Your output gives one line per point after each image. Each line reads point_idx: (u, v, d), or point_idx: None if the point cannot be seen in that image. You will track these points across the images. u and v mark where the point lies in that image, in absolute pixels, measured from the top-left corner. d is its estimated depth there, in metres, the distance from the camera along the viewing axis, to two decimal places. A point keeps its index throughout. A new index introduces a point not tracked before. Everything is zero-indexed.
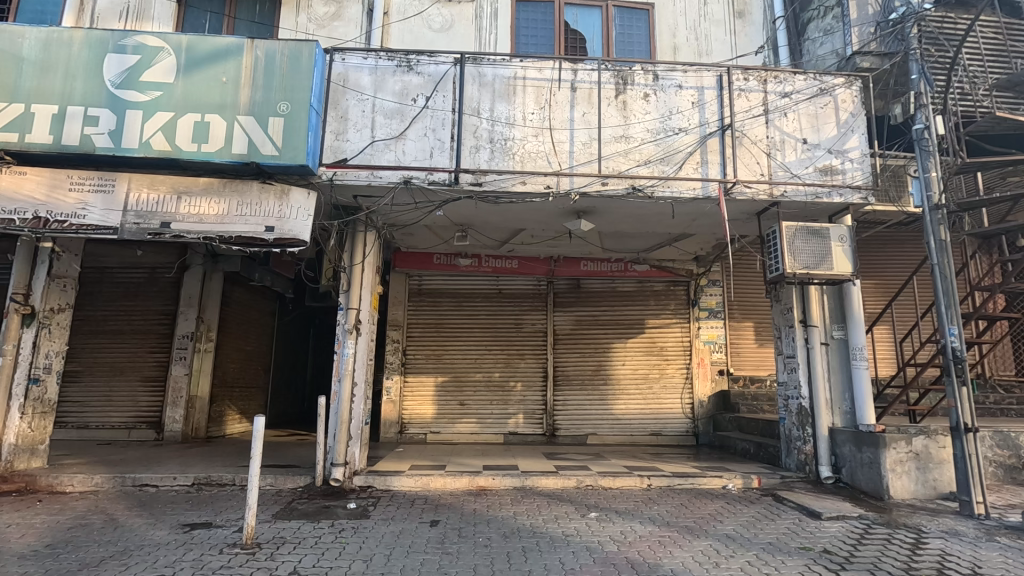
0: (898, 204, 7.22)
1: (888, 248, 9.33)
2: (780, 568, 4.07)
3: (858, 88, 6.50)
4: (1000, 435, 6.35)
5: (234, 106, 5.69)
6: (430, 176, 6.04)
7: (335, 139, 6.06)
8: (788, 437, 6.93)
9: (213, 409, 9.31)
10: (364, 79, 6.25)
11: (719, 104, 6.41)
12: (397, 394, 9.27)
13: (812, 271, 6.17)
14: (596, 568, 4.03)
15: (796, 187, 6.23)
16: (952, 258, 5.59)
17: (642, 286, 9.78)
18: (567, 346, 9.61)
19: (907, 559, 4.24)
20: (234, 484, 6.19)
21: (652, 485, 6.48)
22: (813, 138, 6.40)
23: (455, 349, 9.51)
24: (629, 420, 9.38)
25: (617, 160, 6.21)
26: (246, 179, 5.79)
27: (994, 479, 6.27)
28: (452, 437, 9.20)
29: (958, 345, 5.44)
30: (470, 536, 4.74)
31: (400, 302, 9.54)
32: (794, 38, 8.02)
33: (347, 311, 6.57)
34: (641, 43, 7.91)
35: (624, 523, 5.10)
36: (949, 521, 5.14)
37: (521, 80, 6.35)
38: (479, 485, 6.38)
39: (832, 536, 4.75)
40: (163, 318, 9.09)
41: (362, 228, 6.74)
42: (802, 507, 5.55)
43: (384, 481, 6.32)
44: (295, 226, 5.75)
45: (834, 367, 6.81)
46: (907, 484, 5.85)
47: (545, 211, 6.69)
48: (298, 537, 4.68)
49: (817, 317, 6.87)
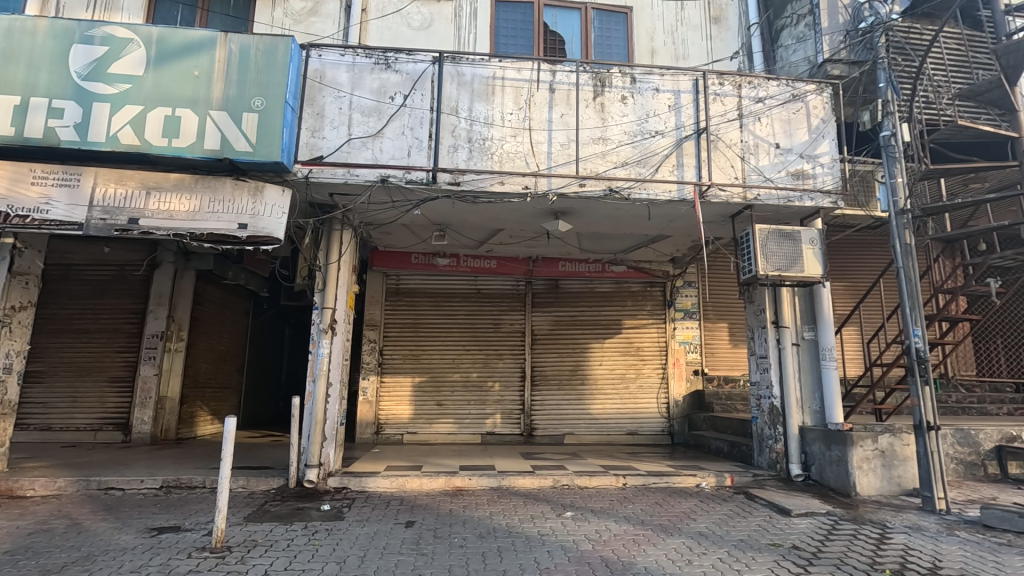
0: (866, 209, 7.37)
1: (857, 251, 9.58)
2: (751, 564, 4.14)
3: (829, 95, 6.65)
4: (961, 433, 6.57)
5: (206, 100, 5.57)
6: (407, 175, 6.00)
7: (311, 136, 5.98)
8: (760, 436, 7.05)
9: (184, 410, 9.10)
10: (341, 77, 6.18)
11: (695, 108, 6.50)
12: (373, 394, 9.18)
13: (783, 273, 6.30)
14: (571, 567, 4.05)
15: (769, 191, 6.35)
16: (917, 262, 5.77)
17: (619, 286, 9.87)
18: (544, 346, 9.65)
19: (872, 554, 4.35)
20: (204, 487, 6.06)
21: (627, 485, 6.54)
22: (786, 143, 6.53)
23: (433, 350, 9.46)
24: (606, 420, 9.46)
25: (595, 160, 6.25)
26: (219, 175, 5.68)
27: (955, 475, 6.48)
28: (429, 438, 9.16)
29: (921, 346, 5.61)
30: (445, 537, 4.72)
31: (378, 302, 9.45)
32: (767, 45, 8.13)
33: (323, 311, 6.49)
34: (619, 46, 7.99)
35: (600, 522, 5.13)
36: (912, 516, 5.30)
37: (500, 80, 6.35)
38: (456, 485, 6.36)
39: (801, 533, 4.86)
40: (132, 317, 8.85)
41: (338, 226, 6.67)
42: (773, 505, 5.66)
43: (359, 482, 6.26)
44: (269, 224, 5.65)
45: (804, 367, 6.98)
46: (873, 481, 6.02)
47: (523, 211, 6.70)
48: (270, 539, 4.60)
49: (789, 318, 7.02)
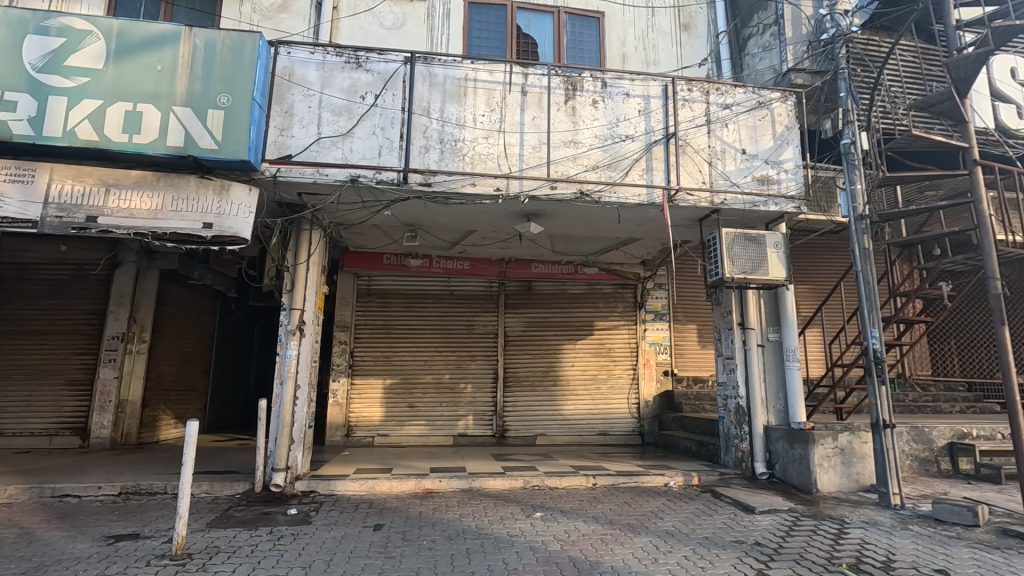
0: (828, 214, 7.61)
1: (821, 255, 9.86)
2: (714, 561, 4.23)
3: (793, 103, 6.85)
4: (915, 430, 6.84)
5: (170, 96, 5.44)
6: (378, 175, 5.95)
7: (279, 134, 5.89)
8: (727, 436, 7.20)
9: (146, 414, 8.83)
10: (311, 75, 6.10)
11: (664, 113, 6.62)
12: (343, 396, 9.07)
13: (748, 276, 6.45)
14: (539, 568, 4.08)
15: (735, 196, 6.50)
16: (875, 266, 5.99)
17: (591, 288, 9.97)
18: (516, 347, 9.68)
19: (830, 548, 4.49)
20: (166, 493, 5.91)
21: (596, 485, 6.61)
22: (752, 149, 6.69)
23: (405, 351, 9.39)
24: (577, 421, 9.53)
25: (565, 163, 6.30)
26: (183, 173, 5.55)
27: (910, 471, 6.73)
28: (400, 440, 9.08)
29: (878, 347, 5.82)
30: (414, 540, 4.69)
31: (349, 303, 9.35)
32: (735, 53, 8.33)
33: (291, 312, 6.38)
34: (591, 50, 8.06)
35: (569, 522, 5.18)
36: (868, 512, 5.49)
37: (472, 82, 6.35)
38: (426, 487, 6.33)
39: (763, 530, 4.98)
40: (91, 318, 8.56)
41: (307, 226, 6.58)
42: (737, 503, 5.80)
43: (328, 485, 6.18)
44: (235, 224, 5.53)
45: (769, 367, 7.16)
46: (833, 478, 6.21)
47: (495, 212, 6.71)
48: (234, 545, 4.51)
49: (754, 320, 7.19)
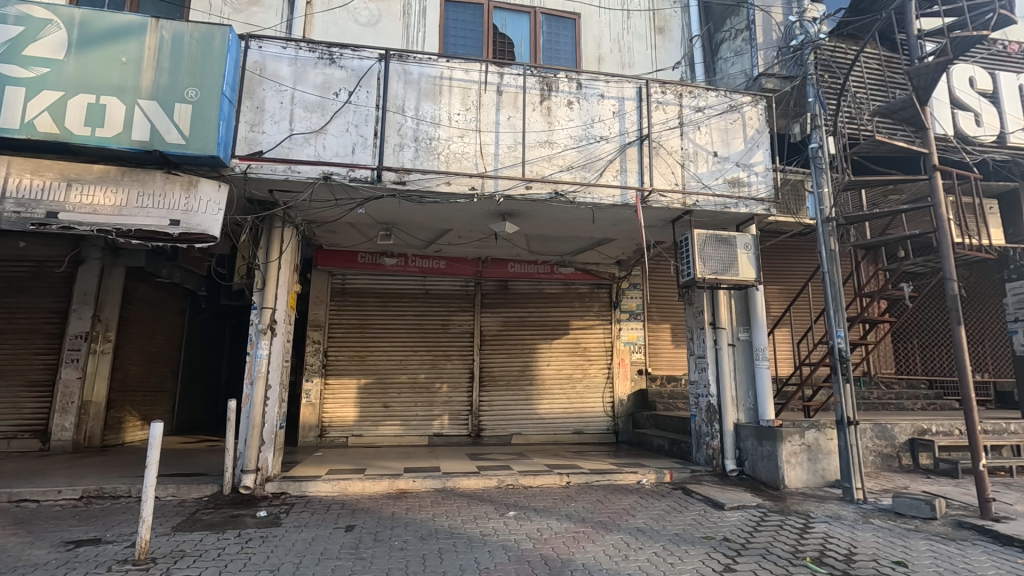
0: (796, 216, 7.73)
1: (790, 256, 10.09)
2: (683, 557, 4.30)
3: (763, 107, 7.00)
4: (878, 427, 7.05)
5: (135, 89, 5.29)
6: (351, 173, 5.89)
7: (249, 130, 5.79)
8: (698, 433, 7.32)
9: (110, 415, 8.58)
10: (283, 70, 6.00)
11: (638, 115, 6.69)
12: (317, 396, 8.95)
13: (720, 276, 6.56)
14: (511, 566, 4.09)
15: (706, 197, 6.61)
16: (841, 267, 6.16)
17: (567, 288, 10.03)
18: (492, 347, 9.68)
19: (795, 543, 4.60)
20: (130, 496, 5.76)
21: (570, 483, 6.66)
22: (723, 152, 6.81)
23: (380, 351, 9.31)
24: (553, 420, 9.58)
25: (540, 164, 6.32)
26: (149, 168, 5.41)
27: (873, 467, 6.93)
28: (374, 440, 9.01)
29: (843, 347, 5.99)
30: (385, 540, 4.66)
31: (322, 302, 9.23)
32: (708, 56, 8.48)
33: (262, 310, 6.27)
34: (567, 51, 8.11)
35: (541, 521, 5.20)
36: (833, 506, 5.65)
37: (447, 80, 6.33)
38: (399, 488, 6.30)
39: (732, 525, 5.07)
40: (52, 318, 8.28)
41: (279, 223, 6.48)
42: (708, 499, 5.90)
43: (299, 487, 6.09)
44: (204, 220, 5.43)
45: (739, 366, 7.30)
46: (800, 474, 6.36)
47: (470, 211, 6.70)
48: (200, 549, 4.42)
49: (725, 319, 7.32)
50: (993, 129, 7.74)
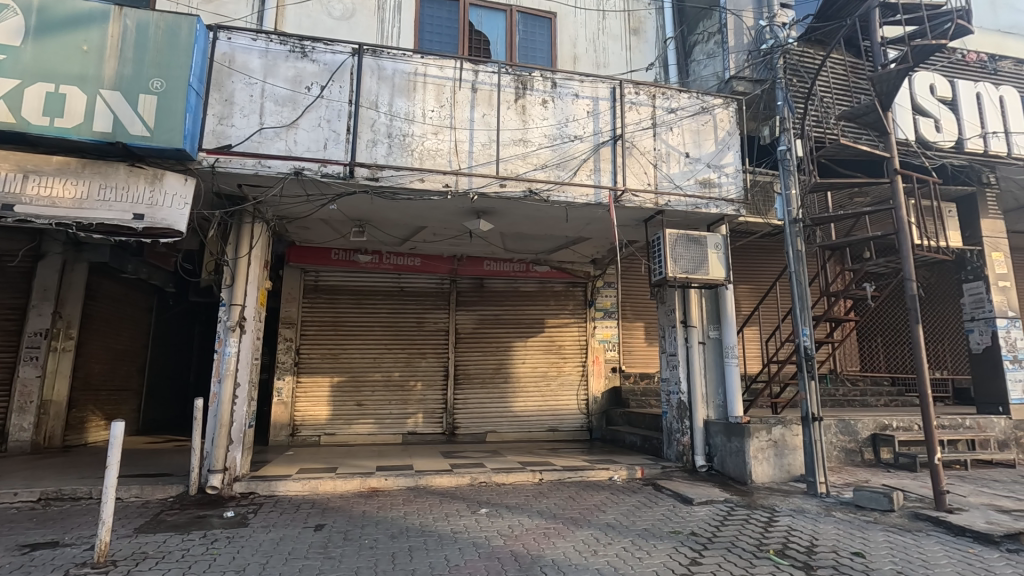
0: (765, 216, 7.85)
1: (760, 256, 10.30)
2: (651, 552, 4.37)
3: (734, 109, 7.13)
4: (842, 423, 7.26)
5: (97, 79, 5.14)
6: (323, 169, 5.82)
7: (218, 123, 5.67)
8: (669, 430, 7.44)
9: (72, 415, 8.32)
10: (253, 63, 5.89)
11: (611, 116, 6.75)
12: (288, 395, 8.81)
13: (690, 276, 6.67)
14: (480, 563, 4.10)
15: (678, 198, 6.71)
16: (807, 268, 6.32)
17: (543, 286, 10.08)
18: (467, 345, 9.66)
19: (760, 536, 4.71)
20: (91, 498, 5.60)
21: (543, 480, 6.71)
22: (695, 153, 6.92)
23: (353, 349, 9.21)
24: (527, 417, 9.62)
25: (515, 162, 6.34)
26: (112, 161, 5.26)
27: (837, 462, 7.13)
28: (348, 439, 8.93)
29: (809, 345, 6.15)
30: (355, 539, 4.63)
31: (294, 299, 9.08)
32: (682, 59, 8.59)
33: (230, 308, 6.16)
34: (543, 50, 8.13)
35: (513, 518, 5.23)
36: (797, 500, 5.80)
37: (422, 77, 6.29)
38: (371, 486, 6.25)
39: (700, 520, 5.17)
40: (10, 314, 7.99)
41: (249, 219, 6.37)
42: (677, 495, 6.00)
43: (268, 486, 6.00)
44: (170, 215, 5.30)
45: (709, 364, 7.42)
46: (767, 470, 6.51)
47: (444, 209, 6.68)
48: (163, 551, 4.33)
49: (696, 318, 7.44)
50: (952, 135, 7.93)
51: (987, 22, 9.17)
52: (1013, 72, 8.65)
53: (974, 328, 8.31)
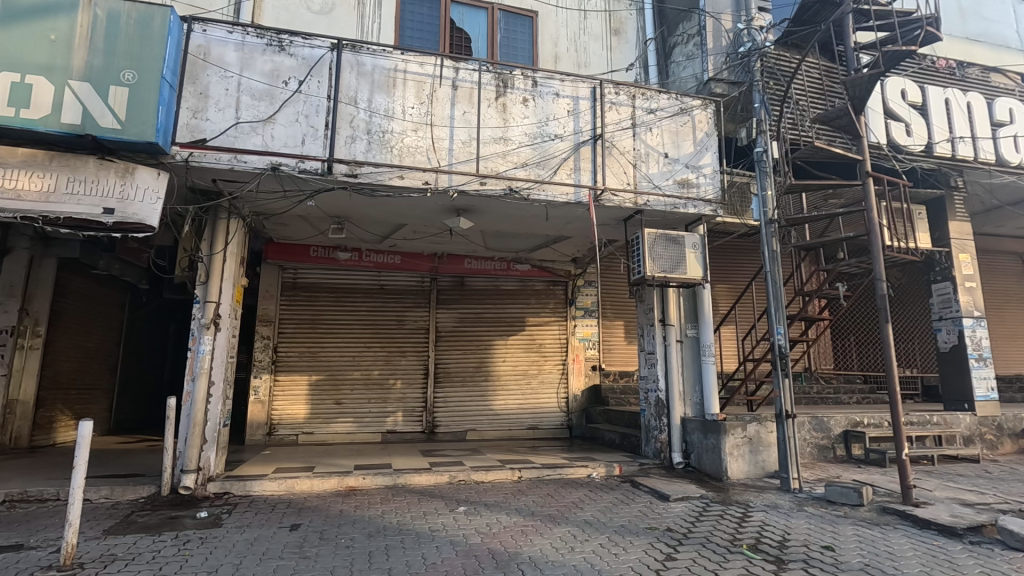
0: (742, 216, 7.94)
1: (737, 256, 10.47)
2: (627, 547, 4.41)
3: (712, 111, 7.24)
4: (815, 420, 7.40)
5: (65, 69, 5.00)
6: (301, 164, 5.75)
7: (192, 117, 5.57)
8: (647, 428, 7.52)
9: (40, 415, 8.10)
10: (229, 56, 5.79)
11: (592, 115, 6.78)
12: (265, 394, 8.69)
13: (668, 274, 6.75)
14: (457, 561, 4.09)
15: (657, 198, 6.78)
16: (782, 268, 6.43)
17: (523, 285, 10.10)
18: (447, 343, 9.63)
19: (734, 531, 4.80)
20: (58, 500, 5.46)
21: (522, 477, 6.73)
22: (674, 153, 6.99)
23: (332, 347, 9.12)
24: (508, 415, 9.63)
25: (495, 160, 6.33)
26: (81, 154, 5.13)
27: (810, 458, 7.28)
28: (326, 438, 8.85)
29: (783, 343, 6.27)
30: (331, 538, 4.59)
31: (272, 297, 8.95)
32: (662, 60, 8.65)
33: (205, 305, 6.05)
34: (524, 49, 8.14)
35: (491, 515, 5.23)
36: (771, 496, 5.91)
37: (402, 73, 6.25)
38: (349, 485, 6.20)
39: (675, 516, 5.24)
40: None
41: (224, 215, 6.26)
42: (654, 491, 6.07)
43: (243, 486, 5.91)
44: (140, 209, 5.19)
45: (686, 363, 7.51)
46: (741, 466, 6.62)
47: (424, 207, 6.65)
48: (133, 552, 4.24)
49: (674, 317, 7.52)
50: (921, 139, 8.15)
51: (956, 29, 9.43)
52: (980, 78, 8.91)
53: (942, 327, 8.54)
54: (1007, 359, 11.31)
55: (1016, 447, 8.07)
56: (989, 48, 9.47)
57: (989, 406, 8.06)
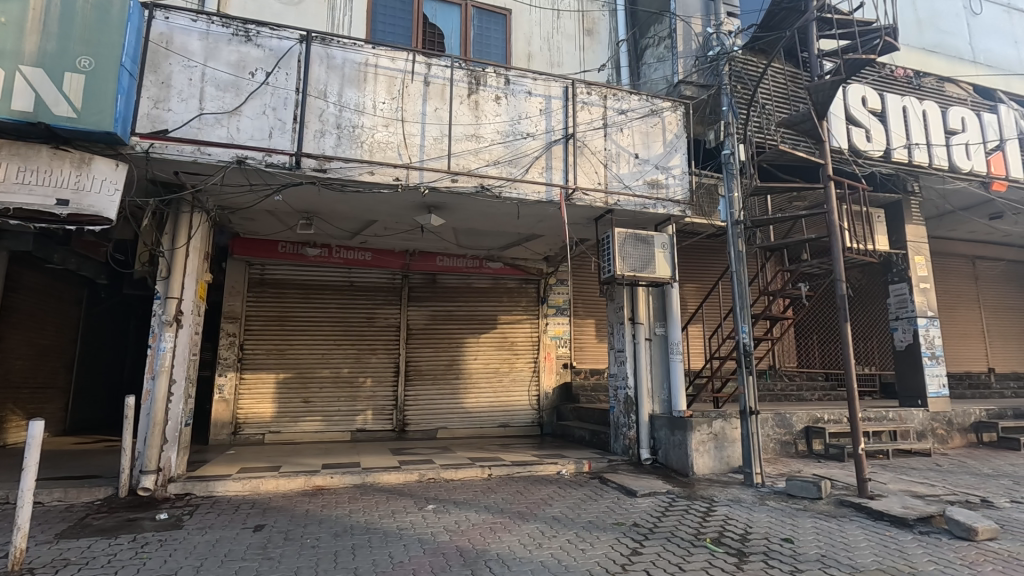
0: (710, 217, 8.10)
1: (705, 256, 10.68)
2: (594, 543, 4.47)
3: (682, 113, 7.36)
4: (778, 416, 7.61)
5: (16, 54, 4.78)
6: (267, 158, 5.64)
7: (153, 106, 5.40)
8: (616, 424, 7.62)
9: None
10: (193, 45, 5.63)
11: (564, 114, 6.83)
12: (231, 392, 8.50)
13: (638, 274, 6.84)
14: (425, 559, 4.08)
15: (627, 198, 6.86)
16: (747, 268, 6.59)
17: (496, 283, 10.11)
18: (419, 340, 9.57)
19: (698, 526, 4.90)
20: (7, 503, 5.24)
21: (491, 475, 6.74)
22: (644, 154, 7.08)
23: (300, 344, 8.97)
24: (479, 413, 9.63)
25: (467, 158, 6.32)
26: (33, 142, 4.91)
27: (773, 453, 7.48)
28: (293, 437, 8.70)
29: (748, 342, 6.43)
30: (297, 539, 4.52)
31: (238, 293, 8.75)
32: (634, 61, 8.74)
33: (166, 301, 5.88)
34: (497, 46, 8.15)
35: (460, 513, 5.22)
36: (735, 490, 6.06)
37: (373, 68, 6.17)
38: (316, 485, 6.11)
39: (642, 512, 5.32)
40: None
41: (187, 209, 6.09)
42: (622, 487, 6.16)
43: (205, 487, 5.77)
44: (97, 201, 5.03)
45: (655, 360, 7.63)
46: (707, 461, 6.76)
47: (395, 203, 6.59)
48: (87, 556, 4.10)
49: (643, 315, 7.63)
50: (880, 145, 8.44)
51: (913, 40, 9.79)
52: (935, 88, 9.29)
53: (898, 327, 8.89)
54: (958, 358, 11.83)
55: (965, 441, 8.44)
56: (944, 58, 9.87)
57: (940, 402, 8.42)
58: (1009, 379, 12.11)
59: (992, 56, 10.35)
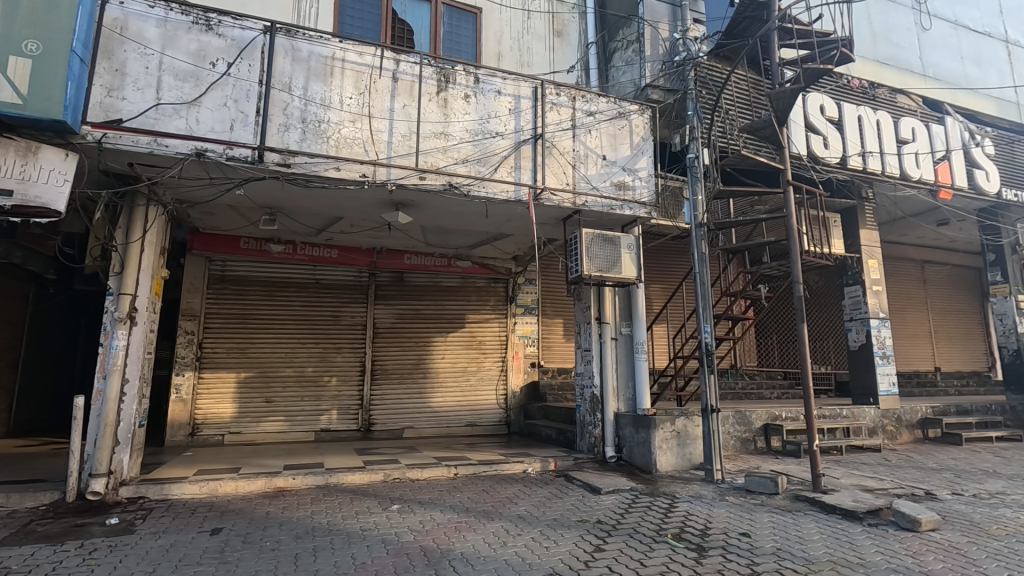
0: (674, 220, 8.26)
1: (671, 257, 10.89)
2: (557, 541, 4.50)
3: (648, 116, 7.47)
4: (738, 414, 7.81)
5: None
6: (229, 151, 5.47)
7: (106, 95, 5.19)
8: (582, 423, 7.69)
9: None
10: (150, 32, 5.43)
11: (533, 114, 6.85)
12: (189, 392, 8.23)
13: (604, 274, 6.93)
14: (388, 559, 4.04)
15: (595, 198, 6.93)
16: (710, 269, 6.74)
17: (464, 282, 10.07)
18: (386, 339, 9.46)
19: (660, 522, 5.00)
20: None
21: (458, 474, 6.72)
22: (611, 156, 7.17)
23: (262, 343, 8.75)
24: (446, 412, 9.59)
25: (435, 155, 6.27)
26: None
27: (733, 450, 7.68)
28: (255, 437, 8.49)
29: (710, 342, 6.58)
30: (256, 542, 4.41)
31: (198, 290, 8.49)
32: (602, 64, 8.83)
33: (119, 297, 5.65)
34: (468, 45, 8.12)
35: (425, 513, 5.19)
36: (696, 487, 6.20)
37: (339, 62, 6.07)
38: (277, 486, 5.98)
39: (606, 509, 5.39)
40: None
41: (142, 202, 5.88)
42: (586, 485, 6.22)
43: (160, 490, 5.57)
44: (44, 192, 4.81)
45: (621, 360, 7.74)
46: (670, 458, 6.90)
47: (361, 200, 6.50)
48: (29, 564, 3.91)
49: (609, 315, 7.73)
50: (837, 152, 8.76)
51: (868, 52, 10.20)
52: (889, 99, 9.68)
53: (852, 327, 9.24)
54: (908, 357, 12.37)
55: (912, 437, 8.83)
56: (896, 71, 10.30)
57: (890, 399, 8.79)
58: (953, 378, 12.74)
59: (940, 70, 10.85)
